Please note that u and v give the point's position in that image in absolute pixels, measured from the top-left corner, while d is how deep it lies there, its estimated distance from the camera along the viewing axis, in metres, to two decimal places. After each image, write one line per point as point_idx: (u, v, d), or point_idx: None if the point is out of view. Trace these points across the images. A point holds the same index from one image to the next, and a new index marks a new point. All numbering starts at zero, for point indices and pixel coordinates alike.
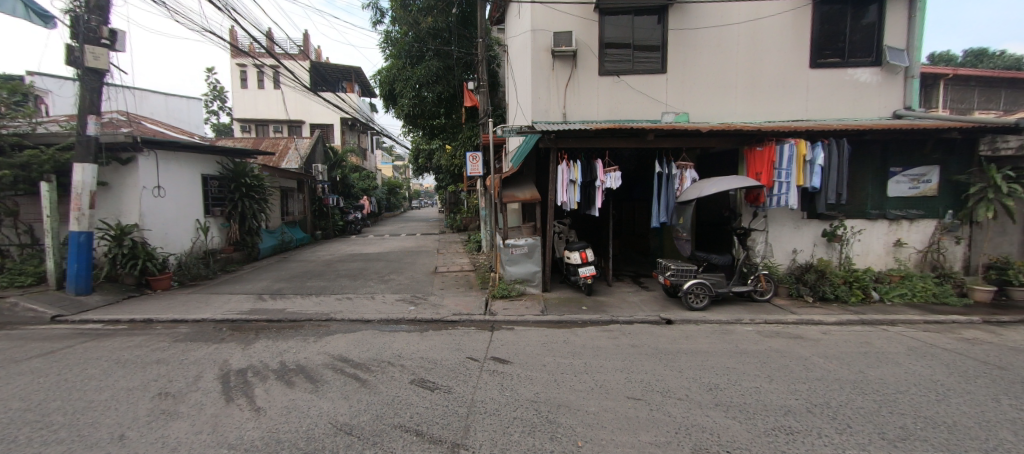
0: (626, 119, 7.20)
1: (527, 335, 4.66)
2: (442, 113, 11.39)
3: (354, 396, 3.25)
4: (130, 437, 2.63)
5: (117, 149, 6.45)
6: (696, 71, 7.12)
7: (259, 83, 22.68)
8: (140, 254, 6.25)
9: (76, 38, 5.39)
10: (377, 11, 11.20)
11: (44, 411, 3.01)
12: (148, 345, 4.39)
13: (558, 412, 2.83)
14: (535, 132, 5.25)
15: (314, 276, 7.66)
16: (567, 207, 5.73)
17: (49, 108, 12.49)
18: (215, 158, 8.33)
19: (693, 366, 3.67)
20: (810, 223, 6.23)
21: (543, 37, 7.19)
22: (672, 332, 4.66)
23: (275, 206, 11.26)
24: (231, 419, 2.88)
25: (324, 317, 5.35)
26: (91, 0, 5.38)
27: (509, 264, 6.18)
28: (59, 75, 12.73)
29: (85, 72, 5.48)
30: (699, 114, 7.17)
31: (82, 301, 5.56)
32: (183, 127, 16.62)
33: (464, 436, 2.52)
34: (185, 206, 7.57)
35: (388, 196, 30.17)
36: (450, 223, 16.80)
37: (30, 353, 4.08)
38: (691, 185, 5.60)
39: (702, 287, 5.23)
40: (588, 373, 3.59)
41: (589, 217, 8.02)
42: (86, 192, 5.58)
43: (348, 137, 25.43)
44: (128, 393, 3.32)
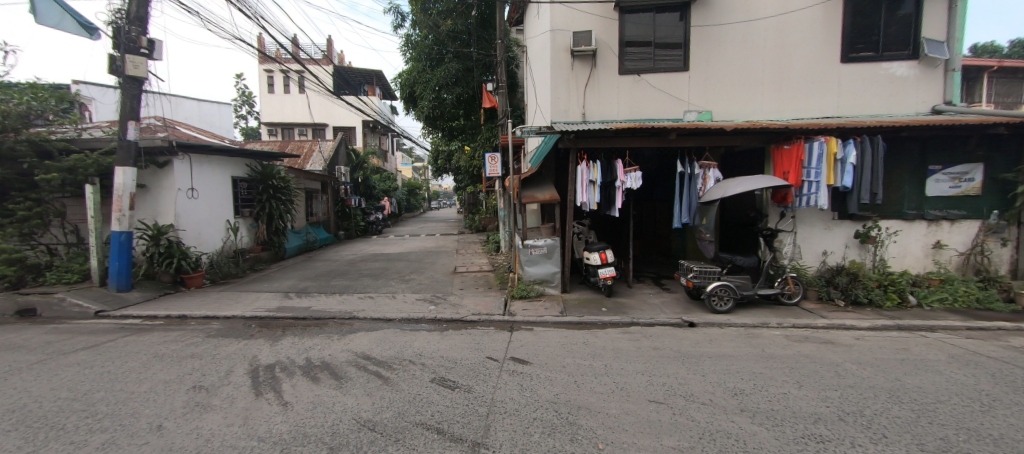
0: (648, 118, 7.09)
1: (546, 336, 4.65)
2: (461, 114, 11.46)
3: (377, 393, 3.31)
4: (168, 427, 2.76)
5: (155, 153, 6.78)
6: (720, 69, 6.96)
7: (285, 87, 23.39)
8: (175, 253, 6.57)
9: (118, 47, 5.69)
10: (398, 15, 11.37)
11: (90, 400, 3.19)
12: (183, 340, 4.59)
13: (579, 413, 2.81)
14: (554, 132, 5.23)
15: (337, 275, 7.83)
16: (586, 207, 5.66)
17: (93, 115, 13.28)
18: (244, 161, 8.64)
19: (718, 370, 3.58)
20: (842, 223, 5.99)
21: (563, 37, 7.16)
22: (695, 335, 4.56)
23: (300, 207, 11.58)
24: (261, 412, 2.98)
25: (347, 315, 5.47)
26: (131, 12, 5.67)
27: (528, 265, 6.17)
28: (102, 83, 13.50)
29: (126, 80, 5.75)
30: (723, 112, 7.00)
31: (123, 297, 5.86)
32: (215, 131, 17.35)
33: (485, 436, 2.53)
34: (217, 207, 7.88)
35: (408, 197, 30.65)
36: (469, 223, 16.91)
37: (77, 346, 4.33)
38: (715, 184, 5.46)
39: (727, 289, 5.09)
40: (609, 375, 3.55)
41: (609, 218, 7.92)
42: (127, 194, 5.88)
43: (370, 139, 25.95)
44: (165, 385, 3.48)
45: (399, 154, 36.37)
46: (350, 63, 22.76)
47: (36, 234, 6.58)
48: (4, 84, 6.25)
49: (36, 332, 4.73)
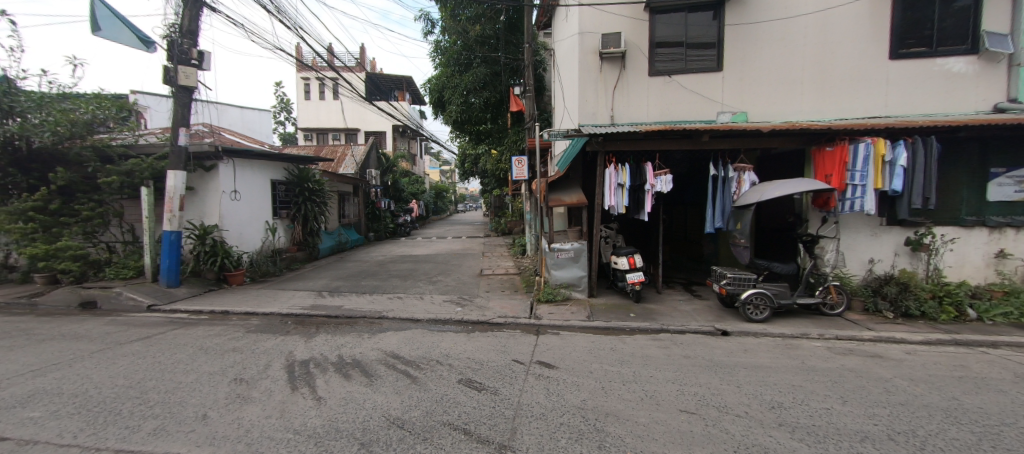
0: (679, 120, 6.93)
1: (573, 341, 4.61)
2: (488, 118, 11.59)
3: (406, 391, 3.36)
4: (211, 416, 2.91)
5: (203, 158, 7.21)
6: (756, 68, 6.73)
7: (321, 94, 24.43)
8: (219, 252, 6.95)
9: (172, 59, 6.08)
10: (428, 22, 11.64)
11: (143, 388, 3.41)
12: (225, 334, 4.84)
13: (607, 421, 2.76)
14: (583, 135, 5.18)
15: (367, 275, 8.04)
16: (614, 211, 5.58)
17: (148, 122, 14.35)
18: (283, 165, 9.06)
19: (754, 381, 3.43)
20: (890, 230, 5.63)
21: (591, 39, 7.11)
22: (729, 344, 4.39)
23: (333, 209, 12.00)
24: (297, 406, 3.09)
25: (378, 315, 5.61)
26: (184, 26, 6.07)
27: (554, 268, 6.12)
28: (158, 93, 14.57)
29: (178, 89, 6.15)
30: (759, 113, 6.75)
31: (171, 293, 6.25)
32: (256, 137, 18.37)
33: (512, 439, 2.53)
34: (258, 208, 8.28)
35: (436, 200, 31.20)
36: (495, 226, 17.02)
37: (133, 337, 4.65)
38: (750, 188, 5.26)
39: (763, 298, 4.88)
40: (638, 382, 3.47)
41: (638, 222, 7.78)
42: (177, 196, 6.25)
43: (399, 143, 26.60)
44: (209, 376, 3.67)
45: (427, 158, 37.14)
46: (381, 70, 23.51)
47: (99, 233, 7.08)
48: (75, 95, 6.91)
49: (97, 323, 5.11)
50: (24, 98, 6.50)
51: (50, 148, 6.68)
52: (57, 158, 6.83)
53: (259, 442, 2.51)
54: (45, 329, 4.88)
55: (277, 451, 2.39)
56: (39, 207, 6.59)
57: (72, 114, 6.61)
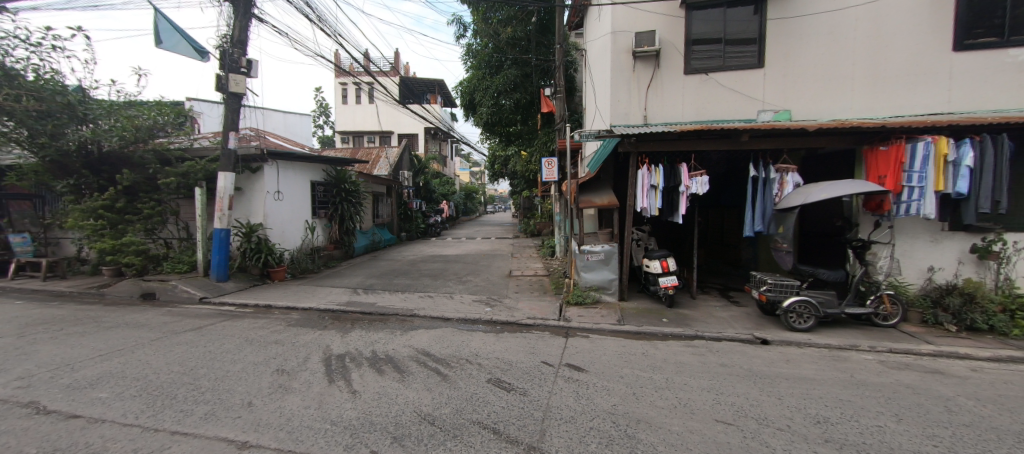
0: (716, 119, 6.70)
1: (603, 344, 4.54)
2: (518, 119, 11.67)
3: (437, 388, 3.43)
4: (256, 404, 3.07)
5: (250, 160, 7.66)
6: (801, 64, 6.43)
7: (357, 98, 25.38)
8: (263, 249, 7.36)
9: (224, 68, 6.49)
10: (460, 26, 11.83)
11: (195, 375, 3.66)
12: (268, 327, 5.11)
13: (639, 427, 2.69)
14: (615, 136, 5.11)
15: (399, 274, 8.24)
16: (647, 213, 5.46)
17: (202, 127, 15.45)
18: (321, 166, 9.46)
19: (798, 394, 3.25)
20: (952, 236, 5.19)
21: (625, 38, 6.99)
22: (769, 354, 4.19)
23: (368, 209, 12.42)
24: (334, 398, 3.21)
25: (410, 313, 5.75)
26: (235, 37, 6.47)
27: (584, 271, 6.06)
28: (210, 100, 15.64)
29: (229, 96, 6.54)
30: (803, 112, 6.44)
31: (219, 286, 6.66)
32: (298, 140, 19.17)
33: (541, 440, 2.52)
34: (299, 208, 8.69)
35: (466, 201, 31.65)
36: (524, 227, 17.06)
37: (186, 327, 4.99)
38: (794, 190, 5.01)
39: (807, 306, 4.63)
40: (672, 389, 3.37)
41: (671, 224, 7.58)
42: (227, 196, 6.65)
43: (431, 145, 27.21)
44: (253, 366, 3.88)
45: (457, 160, 37.77)
46: (415, 73, 24.15)
47: (157, 230, 7.64)
48: (139, 102, 7.50)
49: (155, 313, 5.53)
50: (96, 106, 7.19)
51: (118, 152, 7.28)
52: (123, 161, 7.44)
53: (300, 431, 2.62)
54: (112, 317, 5.34)
55: (317, 440, 2.49)
56: (108, 205, 7.19)
57: (136, 120, 7.20)
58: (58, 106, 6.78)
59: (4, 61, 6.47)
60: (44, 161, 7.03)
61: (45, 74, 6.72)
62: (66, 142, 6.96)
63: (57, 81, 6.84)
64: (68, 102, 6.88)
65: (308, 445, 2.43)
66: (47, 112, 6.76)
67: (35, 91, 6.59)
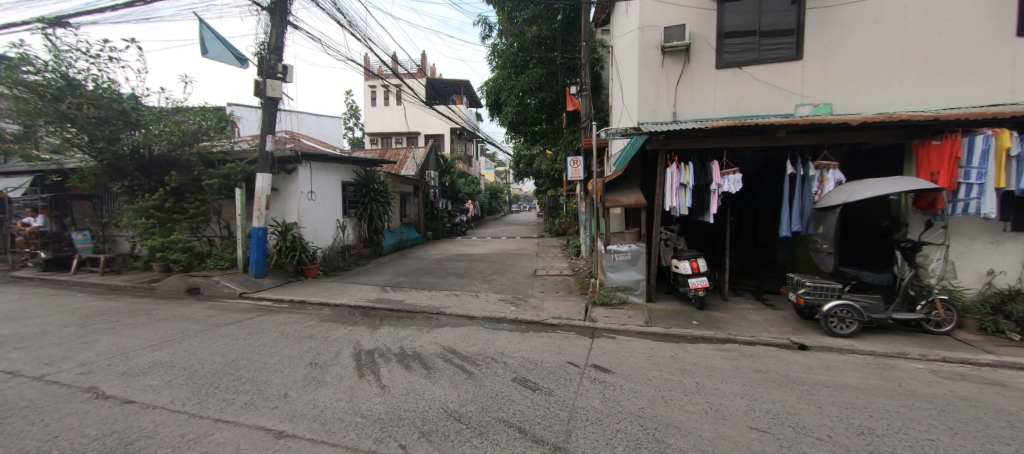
0: (750, 115, 6.46)
1: (630, 346, 4.47)
2: (543, 118, 11.64)
3: (463, 386, 3.47)
4: (292, 395, 3.21)
5: (286, 161, 8.01)
6: (842, 55, 6.11)
7: (385, 100, 26.02)
8: (298, 247, 7.70)
9: (262, 74, 6.79)
10: (486, 27, 11.91)
11: (235, 366, 3.86)
12: (303, 322, 5.32)
13: (667, 431, 2.63)
14: (642, 133, 5.01)
15: (425, 272, 8.37)
16: (676, 212, 5.33)
17: (241, 131, 16.31)
18: (352, 167, 9.77)
19: (838, 402, 3.09)
20: (1016, 237, 4.78)
21: (653, 33, 6.84)
22: (807, 360, 3.99)
23: (396, 209, 12.70)
24: (364, 392, 3.31)
25: (436, 310, 5.85)
26: (272, 44, 6.77)
27: (610, 271, 5.99)
28: (249, 105, 16.50)
29: (266, 100, 6.84)
30: (845, 106, 6.13)
31: (257, 282, 6.99)
32: (329, 142, 19.87)
33: (567, 441, 2.50)
34: (331, 207, 9.00)
35: (490, 201, 31.79)
36: (549, 227, 16.98)
37: (227, 321, 5.27)
38: (835, 188, 4.76)
39: (850, 311, 4.40)
40: (702, 394, 3.27)
41: (702, 224, 7.37)
42: (264, 196, 6.97)
43: (457, 145, 27.52)
44: (289, 359, 4.05)
45: (482, 160, 38.05)
46: (441, 75, 24.53)
47: (202, 229, 8.10)
48: (185, 108, 7.97)
49: (199, 307, 5.87)
50: (147, 112, 7.69)
51: (166, 155, 7.76)
52: (171, 163, 7.93)
53: (332, 423, 2.72)
54: (161, 310, 5.71)
55: (348, 432, 2.58)
56: (157, 205, 7.68)
57: (183, 125, 7.67)
58: (115, 113, 7.30)
59: (68, 72, 7.01)
60: (102, 164, 7.58)
61: (103, 84, 7.24)
62: (122, 147, 7.48)
63: (114, 90, 7.35)
64: (124, 109, 7.40)
65: (340, 436, 2.51)
66: (104, 119, 7.29)
67: (94, 100, 7.11)
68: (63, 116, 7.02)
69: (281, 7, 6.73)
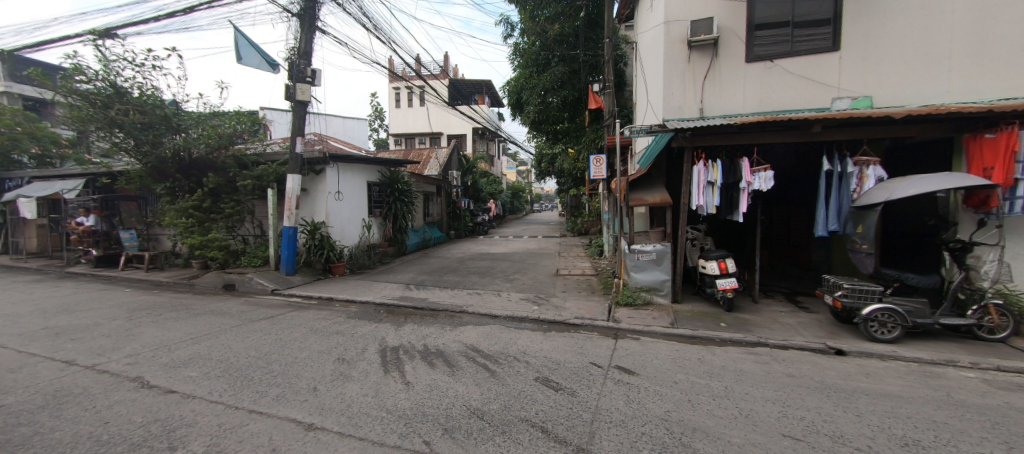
0: (782, 109, 6.22)
1: (655, 347, 4.39)
2: (565, 117, 11.57)
3: (486, 384, 3.49)
4: (321, 389, 3.31)
5: (315, 163, 8.29)
6: (884, 45, 5.79)
7: (408, 102, 26.53)
8: (326, 245, 7.98)
9: (292, 78, 7.04)
10: (508, 26, 11.91)
11: (268, 360, 4.02)
12: (331, 319, 5.48)
13: (695, 436, 2.57)
14: (668, 130, 4.91)
15: (448, 271, 8.48)
16: (703, 211, 5.20)
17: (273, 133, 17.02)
18: (377, 168, 10.00)
19: (879, 411, 2.93)
20: None
21: (679, 28, 6.68)
22: (845, 366, 3.81)
23: (419, 208, 12.90)
24: (389, 388, 3.39)
25: (459, 309, 5.91)
26: (301, 49, 7.01)
27: (634, 271, 5.90)
28: (280, 108, 17.25)
29: (296, 104, 7.07)
30: (886, 98, 5.82)
31: (287, 279, 7.26)
32: (355, 143, 20.43)
33: (590, 443, 2.48)
34: (357, 207, 9.24)
35: (512, 200, 31.82)
36: (571, 226, 16.86)
37: (260, 316, 5.50)
38: (875, 185, 4.53)
39: (892, 315, 4.17)
40: (731, 398, 3.17)
41: (730, 223, 7.16)
42: (295, 197, 7.22)
43: (479, 145, 27.70)
44: (318, 355, 4.19)
45: (504, 160, 38.15)
46: (463, 75, 24.77)
47: (237, 228, 8.47)
48: (221, 113, 8.38)
49: (234, 303, 6.15)
50: (186, 117, 8.11)
51: (204, 158, 8.17)
52: (209, 165, 8.33)
53: (359, 417, 2.80)
54: (199, 305, 6.02)
55: (374, 427, 2.64)
56: (196, 206, 8.09)
57: (220, 129, 8.07)
58: (157, 118, 7.72)
59: (116, 81, 7.45)
60: (146, 167, 8.05)
61: (147, 91, 7.67)
62: (164, 151, 7.91)
63: (157, 96, 7.78)
64: (165, 114, 7.82)
65: (366, 431, 2.58)
66: (148, 124, 7.72)
67: (140, 106, 7.53)
68: (112, 122, 7.49)
69: (309, 12, 6.95)
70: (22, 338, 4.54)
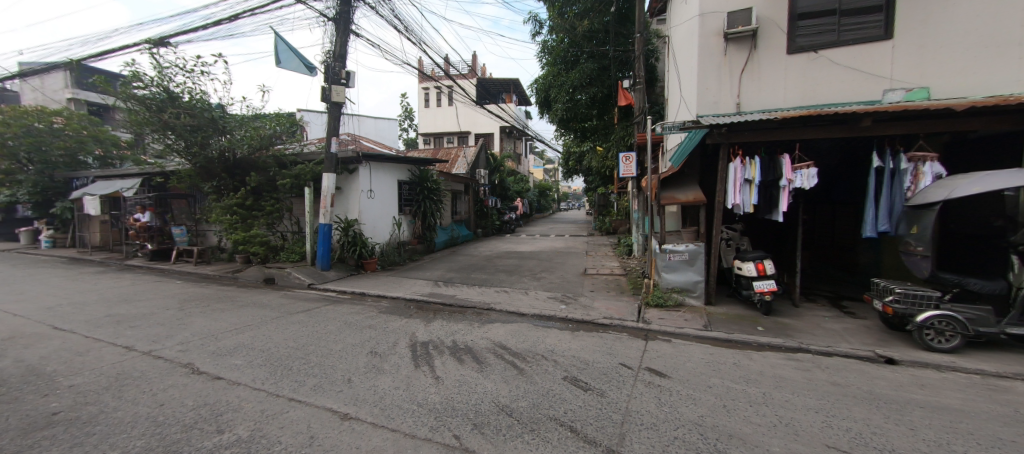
0: (828, 103, 5.88)
1: (688, 350, 4.28)
2: (594, 114, 11.40)
3: (514, 381, 3.52)
4: (355, 381, 3.44)
5: (349, 162, 8.58)
6: (944, 31, 5.36)
7: (437, 102, 27.00)
8: (359, 242, 8.25)
9: (328, 80, 7.31)
10: (536, 23, 11.85)
11: (306, 351, 4.21)
12: (364, 313, 5.67)
13: (730, 443, 2.49)
14: (702, 126, 4.78)
15: (476, 269, 8.57)
16: (740, 210, 5.01)
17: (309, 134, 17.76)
18: (407, 167, 10.23)
19: (935, 426, 2.73)
20: None
21: (715, 19, 6.44)
22: (895, 375, 3.57)
23: (447, 206, 13.09)
24: (419, 382, 3.46)
25: (487, 306, 5.98)
26: (336, 52, 7.25)
27: (666, 271, 5.76)
28: (316, 110, 18.04)
29: (331, 105, 7.34)
30: (945, 89, 5.40)
31: (322, 274, 7.57)
32: (385, 143, 21.00)
33: (621, 444, 2.45)
34: (388, 205, 9.49)
35: (539, 199, 31.66)
36: (600, 226, 16.64)
37: (298, 309, 5.76)
38: (933, 183, 4.21)
39: (951, 322, 3.90)
40: (770, 405, 3.05)
41: (769, 223, 6.87)
42: (330, 195, 7.49)
43: (506, 143, 27.75)
44: (352, 347, 4.34)
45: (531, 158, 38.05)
46: (490, 74, 24.91)
47: (276, 225, 8.89)
48: (262, 115, 8.84)
49: (275, 296, 6.47)
50: (232, 120, 8.60)
51: (247, 158, 8.63)
52: (252, 165, 8.80)
53: (391, 409, 2.88)
54: (243, 297, 6.38)
55: (405, 419, 2.72)
56: (240, 203, 8.56)
57: (262, 131, 8.54)
58: (206, 121, 8.21)
59: (169, 86, 7.97)
60: (196, 166, 8.59)
61: (196, 95, 8.17)
62: (211, 151, 8.41)
63: (205, 100, 8.27)
64: (213, 117, 8.30)
65: (398, 423, 2.65)
66: (198, 126, 8.22)
67: (190, 109, 8.03)
68: (165, 125, 8.02)
69: (344, 16, 7.19)
70: (89, 324, 4.96)
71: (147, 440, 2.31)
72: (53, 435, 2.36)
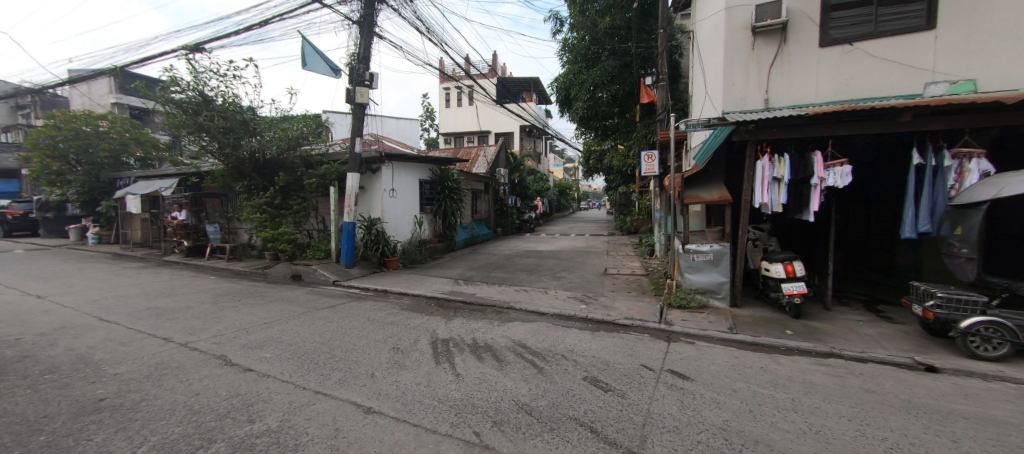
0: (863, 97, 5.62)
1: (712, 352, 4.19)
2: (615, 112, 11.26)
3: (534, 381, 3.53)
4: (378, 376, 3.53)
5: (372, 162, 8.77)
6: (994, 19, 5.02)
7: (457, 102, 27.28)
8: (381, 240, 8.44)
9: (352, 82, 7.50)
10: (557, 21, 11.77)
11: (332, 346, 4.34)
12: (387, 310, 5.80)
13: (755, 448, 2.43)
14: (728, 123, 4.65)
15: (495, 268, 8.61)
16: (767, 209, 4.84)
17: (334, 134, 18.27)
18: (429, 166, 10.37)
19: (980, 438, 2.58)
20: None
21: (742, 13, 6.25)
22: (937, 384, 3.39)
23: (467, 205, 13.19)
24: (440, 379, 3.51)
25: (507, 305, 6.01)
26: (360, 54, 7.42)
27: (689, 272, 5.65)
28: (341, 111, 18.58)
29: (355, 107, 7.52)
30: (994, 81, 5.06)
31: (346, 271, 7.78)
32: (406, 143, 21.36)
33: (641, 446, 2.44)
34: (410, 204, 9.65)
35: (558, 197, 31.46)
36: (620, 225, 16.41)
37: (324, 305, 5.94)
38: (980, 181, 3.95)
39: (999, 329, 3.66)
40: (799, 412, 2.95)
41: (798, 223, 6.63)
42: (354, 194, 7.68)
43: (526, 142, 27.69)
44: (375, 343, 4.45)
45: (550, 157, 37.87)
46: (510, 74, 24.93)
47: (303, 223, 9.19)
48: (290, 116, 9.15)
49: (301, 292, 6.70)
50: (262, 122, 8.95)
51: (276, 158, 8.96)
52: (280, 165, 9.12)
53: (412, 404, 2.95)
54: (272, 293, 6.63)
55: (426, 415, 2.77)
56: (269, 202, 8.89)
57: (289, 132, 8.84)
58: (237, 123, 8.57)
59: (204, 90, 8.33)
60: (228, 167, 8.97)
61: (229, 98, 8.52)
62: (242, 152, 8.77)
63: (237, 103, 8.60)
64: (244, 119, 8.64)
65: (419, 418, 2.71)
66: (230, 128, 8.58)
67: (223, 112, 8.39)
68: (199, 127, 8.39)
69: (368, 19, 7.34)
70: (133, 316, 5.28)
71: (184, 427, 2.44)
72: (101, 420, 2.52)
